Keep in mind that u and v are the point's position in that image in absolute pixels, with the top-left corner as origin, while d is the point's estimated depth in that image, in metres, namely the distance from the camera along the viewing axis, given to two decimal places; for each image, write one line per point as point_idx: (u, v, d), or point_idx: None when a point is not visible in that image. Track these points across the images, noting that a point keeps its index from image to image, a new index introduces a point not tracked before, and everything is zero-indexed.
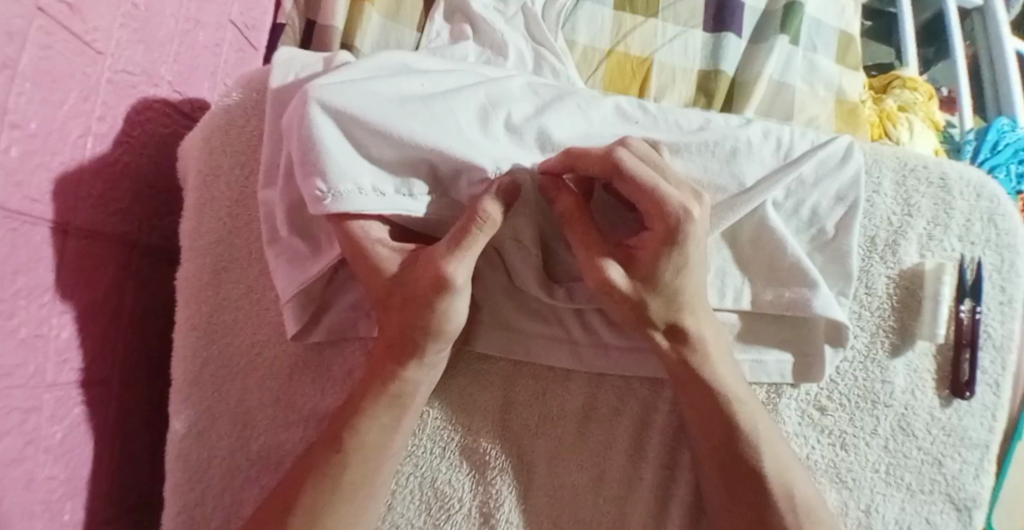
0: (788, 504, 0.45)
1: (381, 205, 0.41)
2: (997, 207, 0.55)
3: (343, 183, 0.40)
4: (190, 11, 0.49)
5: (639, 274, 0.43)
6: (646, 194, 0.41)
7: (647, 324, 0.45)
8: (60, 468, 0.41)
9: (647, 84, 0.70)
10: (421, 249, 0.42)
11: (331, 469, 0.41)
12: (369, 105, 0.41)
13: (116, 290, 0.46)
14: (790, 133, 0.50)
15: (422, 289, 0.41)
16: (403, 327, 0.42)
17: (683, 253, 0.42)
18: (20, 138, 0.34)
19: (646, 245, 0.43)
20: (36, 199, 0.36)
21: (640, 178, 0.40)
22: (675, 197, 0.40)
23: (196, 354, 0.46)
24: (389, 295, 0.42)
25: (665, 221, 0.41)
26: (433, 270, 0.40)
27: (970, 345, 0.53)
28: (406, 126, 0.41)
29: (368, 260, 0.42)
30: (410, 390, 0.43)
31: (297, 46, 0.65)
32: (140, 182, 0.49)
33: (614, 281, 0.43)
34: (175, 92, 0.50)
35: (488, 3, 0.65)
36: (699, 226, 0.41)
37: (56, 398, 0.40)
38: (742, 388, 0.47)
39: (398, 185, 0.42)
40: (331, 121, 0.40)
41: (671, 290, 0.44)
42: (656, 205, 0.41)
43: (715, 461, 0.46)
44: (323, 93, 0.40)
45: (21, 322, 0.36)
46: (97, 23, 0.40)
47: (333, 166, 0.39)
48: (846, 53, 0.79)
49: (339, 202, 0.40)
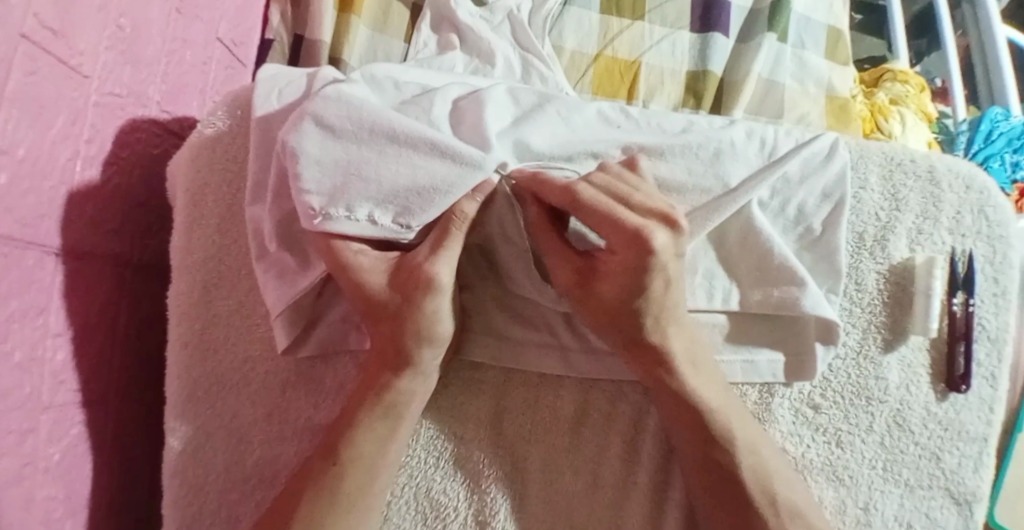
0: (772, 507, 0.45)
1: (370, 231, 0.42)
2: (988, 199, 0.55)
3: (337, 207, 0.41)
4: (176, 31, 0.50)
5: (599, 288, 0.43)
6: (604, 218, 0.41)
7: (633, 331, 0.45)
8: (59, 488, 0.42)
9: (636, 86, 0.70)
10: (404, 255, 0.44)
11: (327, 481, 0.41)
12: (374, 127, 0.42)
13: (110, 309, 0.47)
14: (774, 133, 0.50)
15: (412, 297, 0.42)
16: (394, 335, 0.43)
17: (647, 279, 0.42)
18: (9, 163, 0.34)
19: (608, 265, 0.43)
20: (26, 222, 0.36)
21: (595, 207, 0.41)
22: (632, 222, 0.41)
23: (189, 372, 0.46)
24: (376, 308, 0.42)
25: (625, 245, 0.41)
26: (420, 273, 0.42)
27: (965, 338, 0.53)
28: (410, 148, 0.42)
29: (354, 269, 0.42)
30: (406, 399, 0.43)
31: (285, 61, 0.66)
32: (133, 202, 0.50)
33: (581, 288, 0.44)
34: (164, 112, 0.51)
35: (474, 11, 0.66)
36: (664, 253, 0.41)
37: (52, 419, 0.41)
38: (729, 392, 0.47)
39: (398, 215, 0.42)
40: (337, 143, 0.41)
41: (634, 311, 0.43)
42: (615, 229, 0.41)
43: (700, 469, 0.46)
44: (328, 109, 0.41)
45: (15, 344, 0.36)
46: (83, 46, 0.40)
47: (330, 189, 0.41)
48: (835, 48, 0.79)
49: (323, 222, 0.41)
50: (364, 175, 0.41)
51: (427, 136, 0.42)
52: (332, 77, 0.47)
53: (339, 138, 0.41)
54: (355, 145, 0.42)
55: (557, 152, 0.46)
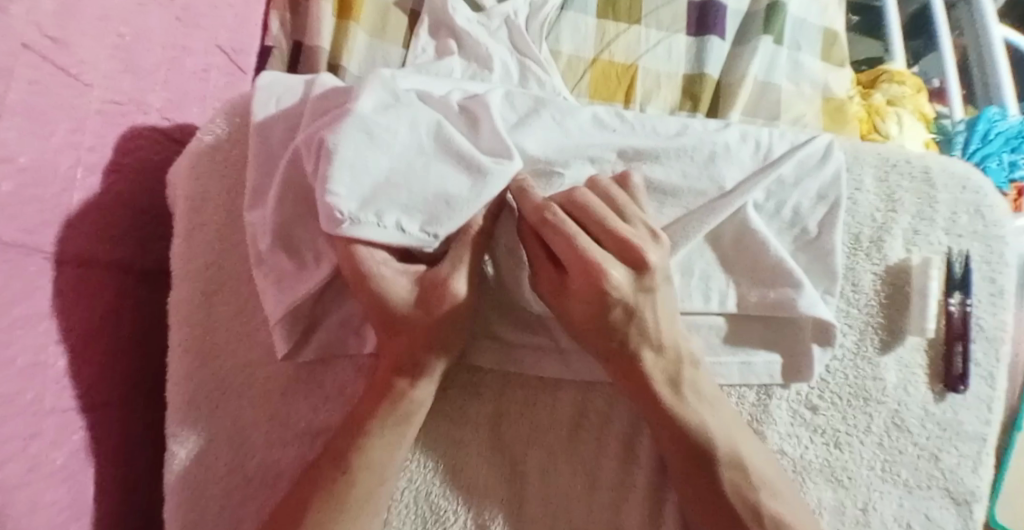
0: (756, 518, 0.44)
1: (396, 239, 0.41)
2: (984, 199, 0.55)
3: (366, 213, 0.40)
4: (176, 39, 0.51)
5: (571, 303, 0.43)
6: (566, 245, 0.41)
7: (611, 344, 0.44)
8: (63, 494, 0.42)
9: (633, 90, 0.70)
10: (426, 272, 0.44)
11: (337, 489, 0.41)
12: (406, 139, 0.43)
13: (112, 315, 0.47)
14: (768, 134, 0.51)
15: (432, 313, 0.43)
16: (402, 356, 0.44)
17: (610, 305, 0.42)
18: (13, 171, 0.34)
19: (579, 288, 0.42)
20: (29, 230, 0.37)
21: (562, 232, 0.41)
22: (597, 256, 0.42)
23: (191, 377, 0.47)
24: (393, 319, 0.43)
25: (586, 280, 0.41)
26: (448, 292, 0.43)
27: (962, 337, 0.53)
28: (439, 161, 0.43)
29: (375, 279, 0.42)
30: (417, 410, 0.44)
31: (285, 69, 0.66)
32: (133, 209, 0.50)
33: (558, 300, 0.43)
34: (165, 119, 0.52)
35: (471, 17, 0.66)
36: (620, 290, 0.42)
37: (56, 424, 0.41)
38: (720, 398, 0.47)
39: (425, 224, 0.42)
40: (369, 148, 0.41)
41: (614, 326, 0.43)
42: (576, 259, 0.41)
43: (695, 478, 0.45)
44: (357, 116, 0.41)
45: (18, 351, 0.36)
46: (84, 55, 0.40)
47: (360, 196, 0.40)
48: (831, 50, 0.79)
49: (352, 227, 0.40)
50: (394, 183, 0.41)
51: (455, 150, 0.43)
52: (330, 84, 0.48)
53: (371, 144, 0.41)
54: (387, 154, 0.42)
55: (553, 157, 0.46)
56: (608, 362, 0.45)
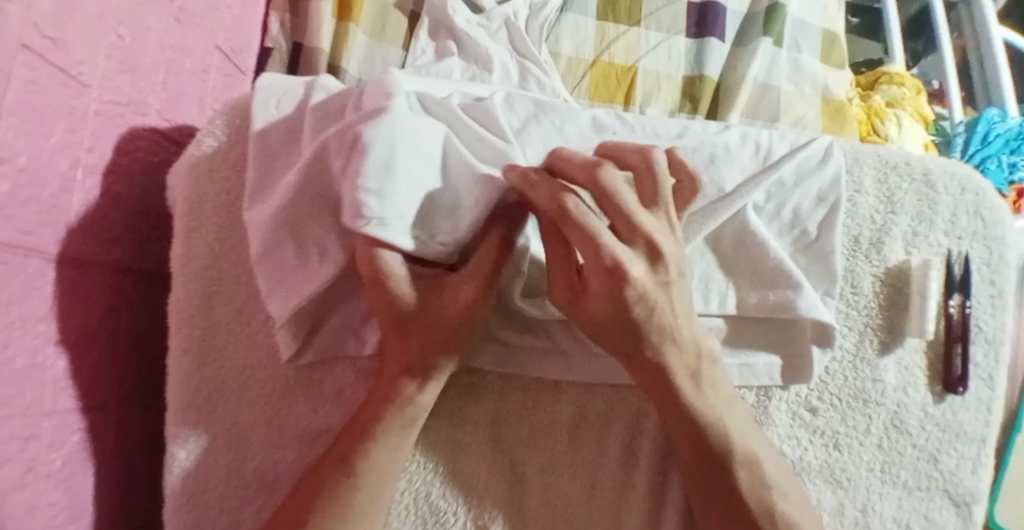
0: (768, 517, 0.45)
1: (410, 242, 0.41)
2: (983, 200, 0.55)
3: (386, 211, 0.40)
4: (175, 40, 0.51)
5: (589, 306, 0.41)
6: (585, 238, 0.39)
7: (628, 345, 0.43)
8: (61, 494, 0.42)
9: (632, 92, 0.70)
10: (447, 275, 0.44)
11: (342, 492, 0.41)
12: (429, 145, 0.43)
13: (110, 315, 0.47)
14: (768, 136, 0.51)
15: (442, 315, 0.43)
16: (412, 356, 0.43)
17: (629, 306, 0.40)
18: (11, 172, 0.34)
19: (594, 291, 0.40)
20: (27, 231, 0.37)
21: (580, 226, 0.39)
22: (611, 251, 0.39)
23: (190, 379, 0.46)
24: (401, 322, 0.43)
25: (604, 278, 0.39)
26: (466, 294, 0.42)
27: (961, 340, 0.53)
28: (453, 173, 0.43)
29: (392, 283, 0.42)
30: (421, 414, 0.44)
31: (283, 69, 0.66)
32: (133, 211, 0.50)
33: (575, 300, 0.42)
34: (163, 120, 0.52)
35: (470, 18, 0.67)
36: (640, 286, 0.40)
37: (54, 425, 0.41)
38: (737, 401, 0.47)
39: (436, 232, 0.42)
40: (396, 147, 0.41)
41: (633, 327, 0.42)
42: (593, 252, 0.39)
43: (699, 477, 0.46)
44: (383, 122, 0.41)
45: (16, 352, 0.36)
46: (83, 56, 0.40)
47: (383, 192, 0.40)
48: (830, 51, 0.80)
49: (373, 227, 0.39)
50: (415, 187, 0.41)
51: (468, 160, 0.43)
52: (329, 87, 0.48)
53: (400, 144, 0.41)
54: (411, 157, 0.42)
55: None
56: (628, 362, 0.44)
